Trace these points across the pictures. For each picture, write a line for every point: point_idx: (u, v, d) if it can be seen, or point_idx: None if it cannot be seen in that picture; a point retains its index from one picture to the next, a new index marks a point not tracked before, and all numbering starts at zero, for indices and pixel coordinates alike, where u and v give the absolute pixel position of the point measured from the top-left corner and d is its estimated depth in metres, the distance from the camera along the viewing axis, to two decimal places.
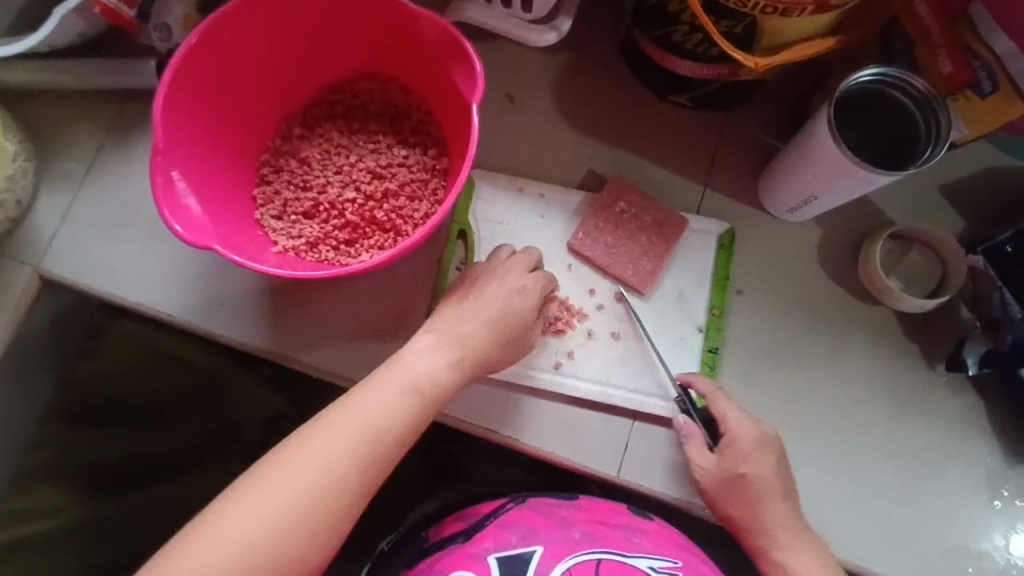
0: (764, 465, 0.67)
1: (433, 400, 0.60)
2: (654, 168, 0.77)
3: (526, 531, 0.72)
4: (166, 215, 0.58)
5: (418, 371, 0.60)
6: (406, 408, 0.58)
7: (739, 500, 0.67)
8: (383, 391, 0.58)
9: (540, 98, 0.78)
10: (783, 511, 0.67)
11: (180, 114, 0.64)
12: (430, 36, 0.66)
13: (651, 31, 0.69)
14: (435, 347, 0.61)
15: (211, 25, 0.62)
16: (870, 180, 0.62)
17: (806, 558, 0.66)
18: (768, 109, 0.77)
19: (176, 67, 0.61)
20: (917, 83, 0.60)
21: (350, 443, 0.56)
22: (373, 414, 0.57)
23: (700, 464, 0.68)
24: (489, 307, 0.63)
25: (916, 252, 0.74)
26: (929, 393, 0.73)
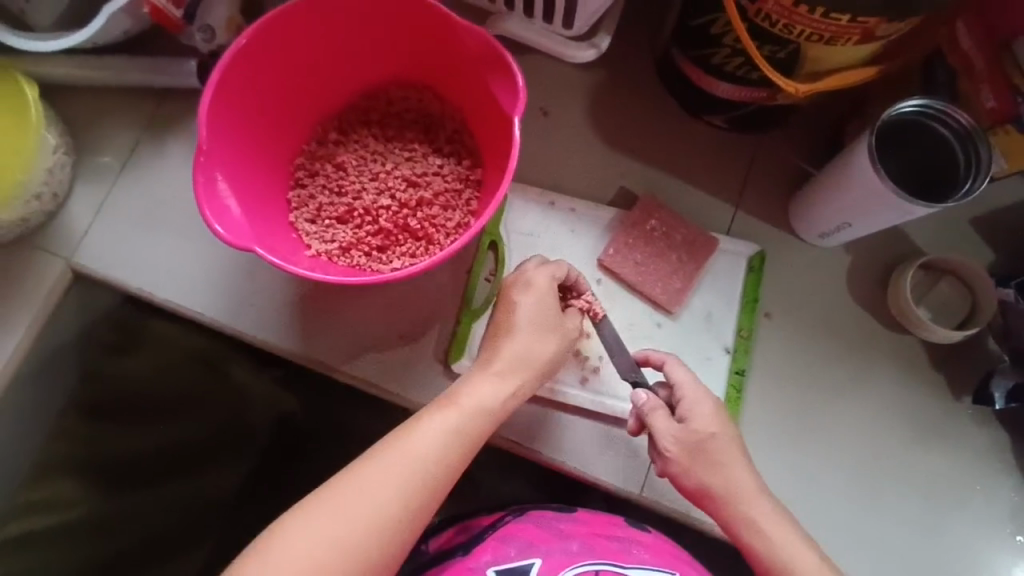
0: (726, 431, 0.64)
1: (478, 425, 0.60)
2: (685, 187, 0.77)
3: (524, 544, 0.70)
4: (208, 215, 0.59)
5: (462, 403, 0.60)
6: (449, 446, 0.59)
7: (707, 471, 0.62)
8: (429, 422, 0.60)
9: (575, 114, 0.79)
10: (751, 479, 0.63)
11: (223, 115, 0.64)
12: (472, 48, 0.66)
13: (690, 51, 0.70)
14: (480, 378, 0.62)
15: (258, 28, 0.63)
16: (909, 210, 0.62)
17: (780, 530, 0.62)
18: (801, 135, 0.78)
19: (223, 69, 0.62)
20: (960, 116, 0.60)
21: (402, 474, 0.57)
22: (423, 446, 0.58)
23: (665, 442, 0.63)
24: (527, 326, 0.62)
25: (946, 282, 0.74)
26: (955, 424, 0.73)
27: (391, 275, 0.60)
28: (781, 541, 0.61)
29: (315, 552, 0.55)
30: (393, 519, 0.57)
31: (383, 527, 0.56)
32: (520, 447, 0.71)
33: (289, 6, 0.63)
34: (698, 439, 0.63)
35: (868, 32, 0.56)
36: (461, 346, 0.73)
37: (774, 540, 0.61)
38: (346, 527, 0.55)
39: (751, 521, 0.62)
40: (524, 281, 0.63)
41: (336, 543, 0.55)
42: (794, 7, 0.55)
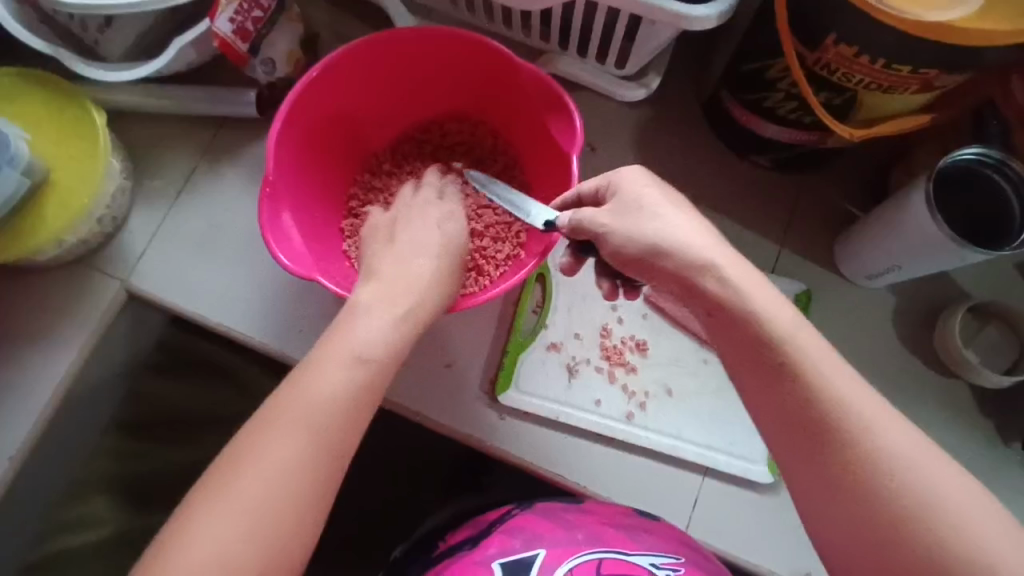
0: (703, 239, 0.52)
1: (386, 363, 0.53)
2: (729, 224, 0.78)
3: (531, 536, 0.64)
4: (273, 245, 0.60)
5: (356, 339, 0.52)
6: (361, 379, 0.51)
7: (723, 293, 0.50)
8: (329, 363, 0.51)
9: (622, 151, 0.80)
10: (774, 301, 0.50)
11: (287, 146, 0.66)
12: (530, 87, 0.68)
13: (741, 94, 0.71)
14: (375, 313, 0.54)
15: (325, 64, 0.65)
16: (964, 257, 0.62)
17: (831, 366, 0.48)
18: (844, 176, 0.79)
19: (290, 102, 0.64)
20: (1018, 167, 0.61)
21: (305, 432, 0.48)
22: (323, 392, 0.49)
23: (602, 235, 0.55)
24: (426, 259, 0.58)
25: (992, 328, 0.74)
26: (1003, 470, 0.72)
27: (448, 306, 0.61)
28: (858, 400, 0.46)
29: (215, 554, 0.44)
30: (305, 488, 0.47)
31: (294, 503, 0.46)
32: (564, 479, 0.70)
33: (357, 43, 0.65)
34: (628, 202, 0.55)
35: (926, 83, 0.57)
36: (508, 378, 0.72)
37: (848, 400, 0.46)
38: (248, 515, 0.45)
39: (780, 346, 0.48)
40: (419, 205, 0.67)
41: (242, 536, 0.45)
42: (854, 56, 0.57)
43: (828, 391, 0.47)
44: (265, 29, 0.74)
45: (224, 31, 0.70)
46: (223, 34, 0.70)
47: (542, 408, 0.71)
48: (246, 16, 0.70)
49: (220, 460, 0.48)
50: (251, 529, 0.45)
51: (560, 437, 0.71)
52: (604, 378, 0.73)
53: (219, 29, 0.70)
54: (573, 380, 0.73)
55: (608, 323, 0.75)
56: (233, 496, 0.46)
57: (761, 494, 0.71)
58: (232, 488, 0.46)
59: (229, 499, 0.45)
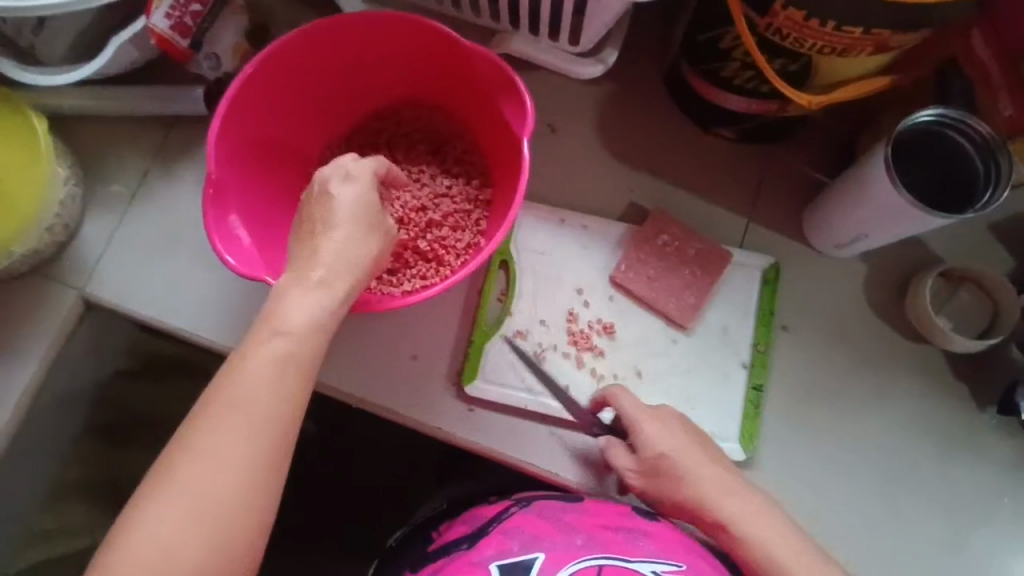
0: (706, 470, 0.64)
1: (316, 341, 0.51)
2: (695, 200, 0.77)
3: (529, 538, 0.62)
4: (218, 246, 0.58)
5: (282, 320, 0.51)
6: (291, 359, 0.50)
7: (711, 491, 0.63)
8: (257, 348, 0.50)
9: (583, 130, 0.78)
10: (714, 473, 0.64)
11: (228, 144, 0.64)
12: (480, 70, 0.66)
13: (699, 65, 0.69)
14: (300, 291, 0.51)
15: (263, 57, 0.63)
16: (929, 222, 0.61)
17: (757, 520, 0.62)
18: (811, 144, 0.77)
19: (230, 97, 0.62)
20: (979, 127, 0.60)
21: (239, 423, 0.48)
22: (253, 378, 0.49)
23: (626, 465, 0.65)
24: (347, 223, 0.53)
25: (965, 292, 0.73)
26: (979, 435, 0.72)
27: (403, 300, 0.60)
28: (755, 531, 0.61)
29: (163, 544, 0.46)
30: (245, 477, 0.48)
31: (236, 492, 0.48)
32: (536, 467, 0.70)
33: (297, 33, 0.63)
34: (657, 461, 0.64)
35: (882, 43, 0.55)
36: (474, 368, 0.71)
37: (752, 519, 0.62)
38: (191, 507, 0.47)
39: (720, 515, 0.62)
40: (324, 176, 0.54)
41: (189, 526, 0.47)
42: (804, 20, 0.54)
43: (752, 540, 0.61)
44: (207, 22, 0.72)
45: (161, 27, 0.67)
46: (160, 29, 0.67)
47: (511, 397, 0.71)
48: (184, 10, 0.68)
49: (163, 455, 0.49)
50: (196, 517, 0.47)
51: (530, 425, 0.71)
52: (573, 361, 0.72)
53: (155, 26, 0.67)
54: (541, 367, 0.72)
55: (574, 307, 0.74)
56: (175, 490, 0.47)
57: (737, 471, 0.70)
58: (174, 482, 0.47)
59: (172, 493, 0.47)
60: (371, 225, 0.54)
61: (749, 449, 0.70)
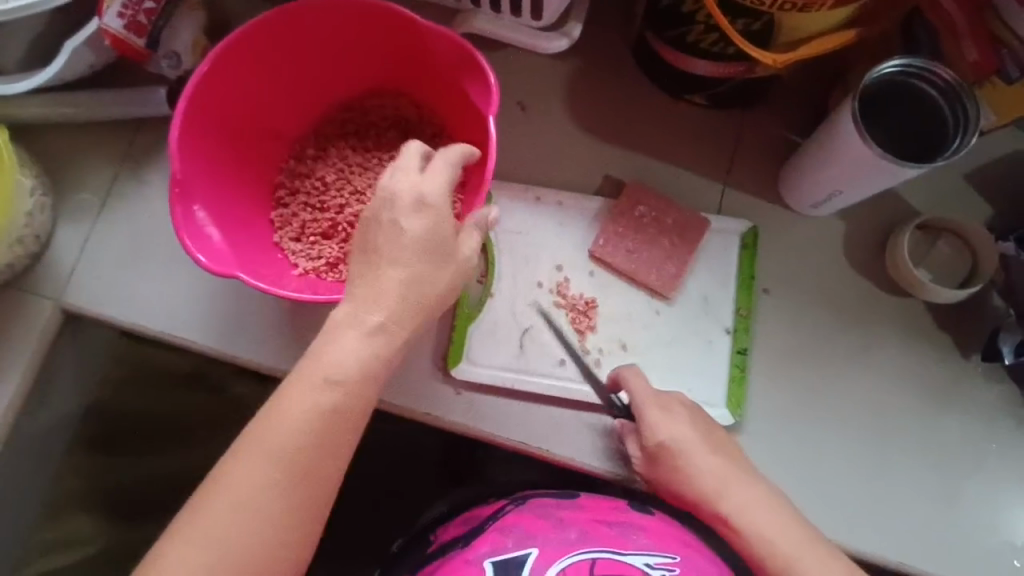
0: (711, 459, 0.65)
1: (361, 388, 0.53)
2: (670, 169, 0.76)
3: (522, 535, 0.62)
4: (187, 244, 0.58)
5: (330, 362, 0.52)
6: (337, 402, 0.52)
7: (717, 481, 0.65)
8: (305, 387, 0.52)
9: (553, 106, 0.77)
10: (716, 466, 0.65)
11: (193, 140, 0.64)
12: (442, 51, 0.65)
13: (664, 31, 0.68)
14: (349, 328, 0.53)
15: (220, 50, 0.62)
16: (902, 173, 0.61)
17: (754, 507, 0.64)
18: (782, 106, 0.76)
19: (189, 94, 0.61)
20: (943, 74, 0.59)
21: (279, 467, 0.51)
22: (298, 416, 0.51)
23: (632, 450, 0.68)
24: (410, 258, 0.54)
25: (943, 242, 0.73)
26: (965, 384, 0.72)
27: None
28: (753, 517, 0.63)
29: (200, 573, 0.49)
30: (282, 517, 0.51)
31: (272, 531, 0.50)
32: (527, 446, 0.70)
33: (252, 24, 0.63)
34: (662, 450, 0.66)
35: None
36: (458, 351, 0.71)
37: (746, 508, 0.64)
38: (227, 542, 0.50)
39: (716, 506, 0.64)
40: (393, 196, 0.54)
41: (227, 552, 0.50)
42: None
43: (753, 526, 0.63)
44: (162, 20, 0.70)
45: (115, 27, 0.66)
46: (114, 30, 0.67)
47: (496, 377, 0.70)
48: (137, 9, 0.67)
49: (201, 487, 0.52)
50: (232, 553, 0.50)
51: (518, 405, 0.70)
52: (559, 339, 0.72)
53: (108, 26, 0.67)
54: (526, 346, 0.72)
55: (556, 284, 0.74)
56: (213, 524, 0.50)
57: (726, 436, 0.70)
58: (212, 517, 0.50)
59: (208, 527, 0.50)
60: (433, 256, 0.54)
61: (737, 415, 0.70)
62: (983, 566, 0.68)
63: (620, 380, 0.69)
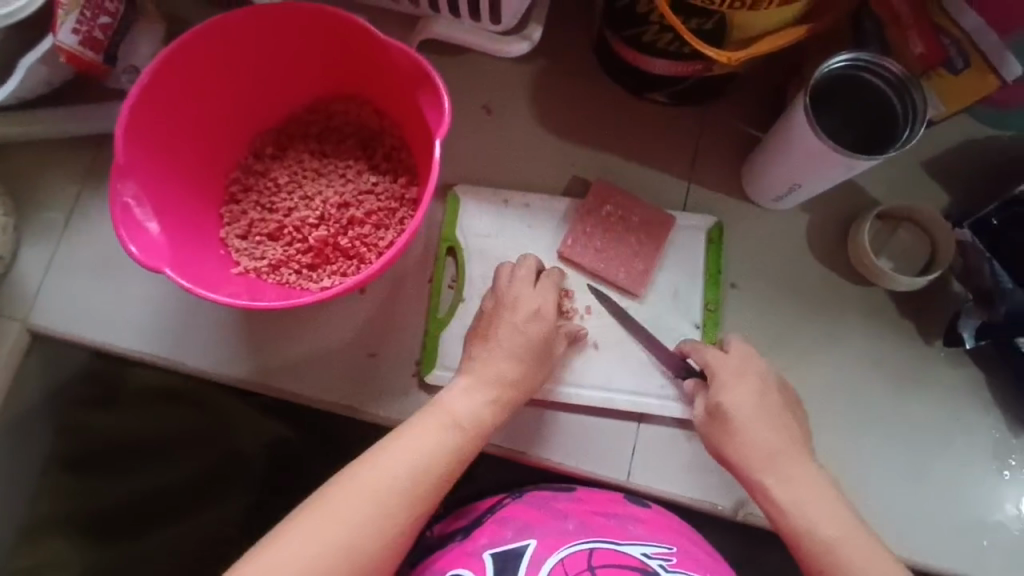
0: (763, 423, 0.62)
1: (469, 441, 0.61)
2: (635, 168, 0.77)
3: (522, 526, 0.64)
4: (122, 235, 0.59)
5: (450, 411, 0.61)
6: (452, 444, 0.60)
7: (762, 459, 0.61)
8: (432, 426, 0.60)
9: (517, 108, 0.78)
10: (768, 439, 0.62)
11: (147, 131, 0.64)
12: (397, 63, 0.66)
13: (622, 32, 0.69)
14: (467, 389, 0.63)
15: (179, 46, 0.63)
16: (852, 166, 0.62)
17: (805, 496, 0.59)
18: (743, 101, 0.77)
19: (142, 87, 0.62)
20: (891, 66, 0.61)
21: (399, 482, 0.57)
22: (420, 446, 0.59)
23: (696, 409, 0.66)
24: (520, 345, 0.64)
25: (904, 230, 0.75)
26: (929, 369, 0.74)
27: (316, 297, 0.60)
28: (803, 505, 0.59)
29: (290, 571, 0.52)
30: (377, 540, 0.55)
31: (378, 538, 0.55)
32: (502, 449, 0.71)
33: (210, 23, 0.63)
34: (720, 410, 0.63)
35: None
36: (432, 357, 0.72)
37: (787, 478, 0.60)
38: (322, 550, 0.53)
39: (758, 476, 0.61)
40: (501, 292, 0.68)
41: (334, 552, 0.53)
42: None
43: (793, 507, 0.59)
44: (117, 35, 0.70)
45: (69, 44, 0.65)
46: (68, 47, 0.65)
47: None
48: (92, 25, 0.66)
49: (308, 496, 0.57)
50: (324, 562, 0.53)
51: None
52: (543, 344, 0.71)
53: (62, 44, 0.65)
54: None
55: None
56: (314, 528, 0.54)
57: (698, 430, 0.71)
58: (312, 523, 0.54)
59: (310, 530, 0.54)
60: (537, 351, 0.65)
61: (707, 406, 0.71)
62: (954, 547, 0.70)
63: (684, 354, 0.69)
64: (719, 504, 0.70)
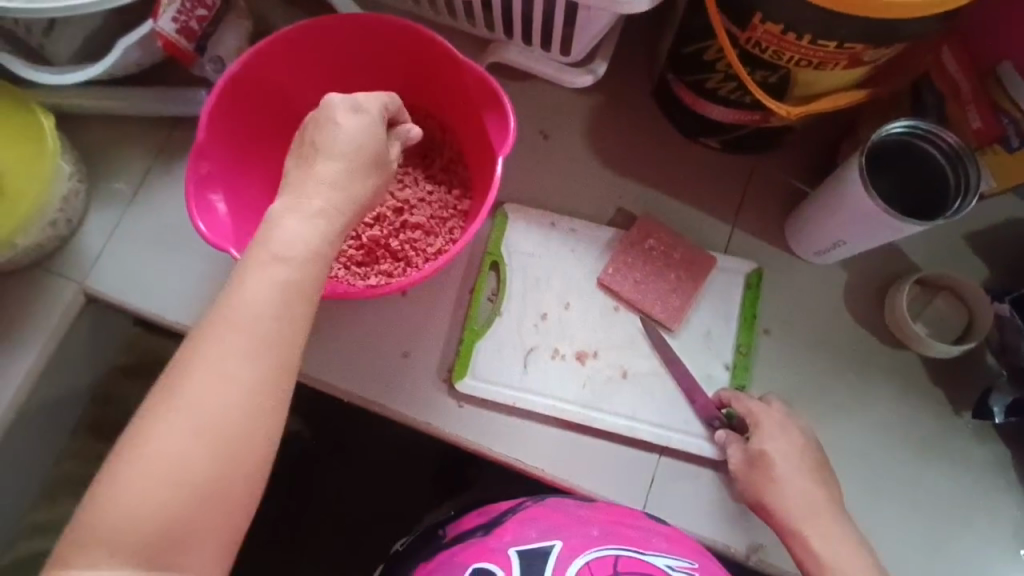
0: (804, 475, 0.67)
1: (307, 270, 0.49)
2: (682, 207, 0.79)
3: (546, 527, 0.63)
4: (193, 212, 0.61)
5: (269, 245, 0.48)
6: (298, 285, 0.48)
7: (806, 517, 0.65)
8: (257, 271, 0.47)
9: (573, 137, 0.81)
10: (809, 491, 0.66)
11: (225, 118, 0.68)
12: (469, 81, 0.69)
13: (685, 76, 0.72)
14: (297, 214, 0.50)
15: (267, 44, 0.67)
16: (902, 228, 0.63)
17: (842, 552, 0.63)
18: (793, 155, 0.80)
19: (228, 78, 0.66)
20: (947, 137, 0.63)
21: (245, 348, 0.46)
22: (258, 299, 0.47)
23: (739, 454, 0.69)
24: (345, 150, 0.53)
25: (942, 298, 0.75)
26: (955, 439, 0.74)
27: (368, 291, 0.63)
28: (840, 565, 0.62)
29: (135, 518, 0.41)
30: (233, 442, 0.44)
31: (247, 418, 0.45)
32: (521, 463, 0.71)
33: (299, 26, 0.67)
34: (763, 458, 0.68)
35: (855, 57, 0.58)
36: (464, 365, 0.73)
37: (826, 533, 0.64)
38: (170, 476, 0.43)
39: (799, 526, 0.65)
40: None
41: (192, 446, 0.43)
42: (782, 34, 0.57)
43: (828, 562, 0.63)
44: (211, 27, 0.74)
45: (168, 31, 0.70)
46: (167, 33, 0.70)
47: (499, 393, 0.72)
48: (190, 15, 0.71)
49: (130, 424, 0.44)
50: (174, 491, 0.42)
51: (520, 422, 0.72)
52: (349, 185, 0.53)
53: (162, 30, 0.70)
54: (529, 366, 0.74)
55: (551, 310, 0.76)
56: (152, 458, 0.43)
57: (719, 471, 0.72)
58: (139, 452, 0.43)
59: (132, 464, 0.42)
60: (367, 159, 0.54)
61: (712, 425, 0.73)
62: None
63: (723, 401, 0.72)
64: (732, 546, 0.70)
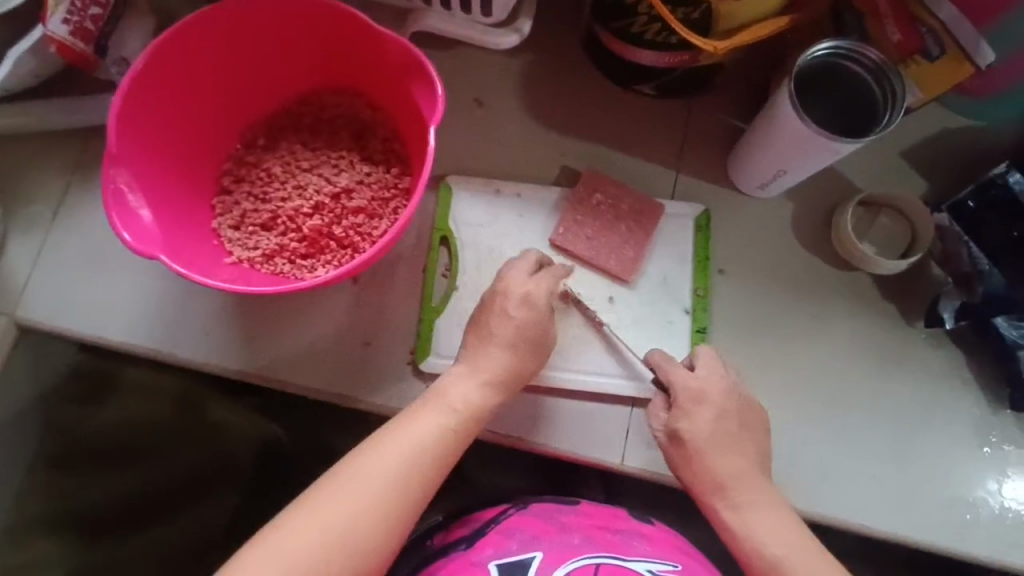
0: (727, 446, 0.64)
1: (461, 425, 0.62)
2: (625, 159, 0.78)
3: (528, 538, 0.67)
4: (114, 222, 0.58)
5: (447, 401, 0.63)
6: (442, 431, 0.61)
7: (717, 493, 0.63)
8: (425, 414, 0.62)
9: (507, 100, 0.79)
10: (734, 464, 0.63)
11: (138, 120, 0.65)
12: (391, 51, 0.66)
13: (610, 24, 0.71)
14: (462, 376, 0.64)
15: (171, 35, 0.63)
16: (837, 149, 0.64)
17: (769, 528, 0.61)
18: (728, 93, 0.80)
19: (134, 76, 0.62)
20: (871, 54, 0.63)
21: (396, 468, 0.59)
22: (413, 434, 0.60)
23: (655, 425, 0.66)
24: (518, 339, 0.65)
25: (885, 215, 0.78)
26: (912, 349, 0.76)
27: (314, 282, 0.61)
28: (769, 536, 0.60)
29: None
30: (366, 543, 0.56)
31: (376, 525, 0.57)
32: (499, 435, 0.71)
33: (203, 11, 0.63)
34: (684, 433, 0.64)
35: None
36: (427, 345, 0.72)
37: (745, 510, 0.62)
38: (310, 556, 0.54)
39: (713, 504, 0.63)
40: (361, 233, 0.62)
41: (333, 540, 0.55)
42: None
43: (762, 544, 0.60)
44: (109, 25, 0.70)
45: (61, 35, 0.66)
46: (59, 36, 0.66)
47: None
48: (83, 14, 0.66)
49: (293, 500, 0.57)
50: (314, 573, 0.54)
51: None
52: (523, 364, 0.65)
53: (55, 34, 0.66)
54: None
55: None
56: (300, 535, 0.55)
57: None
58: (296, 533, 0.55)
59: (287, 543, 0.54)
60: (533, 344, 0.66)
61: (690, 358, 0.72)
62: (937, 523, 0.71)
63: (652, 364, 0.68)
64: None
